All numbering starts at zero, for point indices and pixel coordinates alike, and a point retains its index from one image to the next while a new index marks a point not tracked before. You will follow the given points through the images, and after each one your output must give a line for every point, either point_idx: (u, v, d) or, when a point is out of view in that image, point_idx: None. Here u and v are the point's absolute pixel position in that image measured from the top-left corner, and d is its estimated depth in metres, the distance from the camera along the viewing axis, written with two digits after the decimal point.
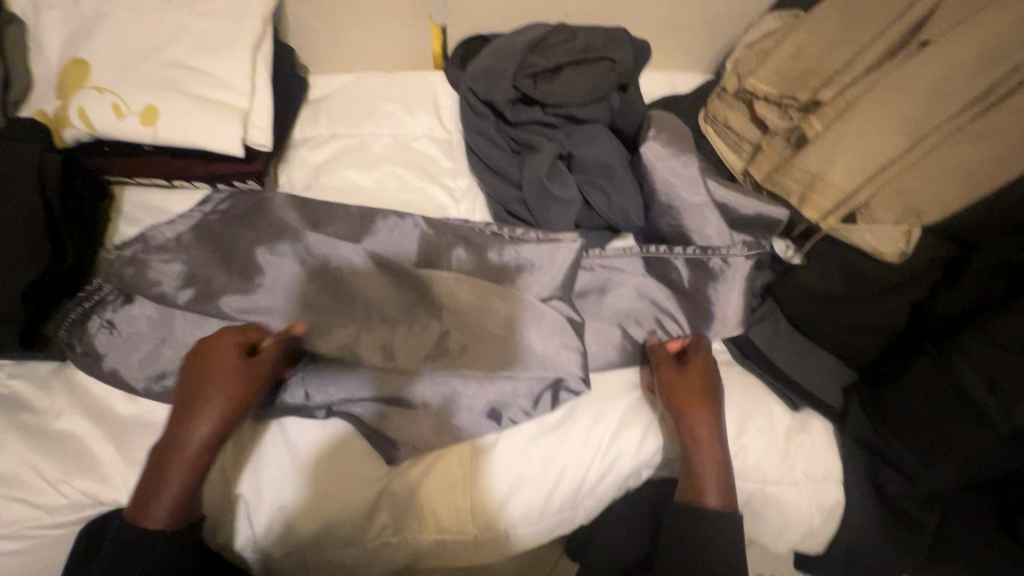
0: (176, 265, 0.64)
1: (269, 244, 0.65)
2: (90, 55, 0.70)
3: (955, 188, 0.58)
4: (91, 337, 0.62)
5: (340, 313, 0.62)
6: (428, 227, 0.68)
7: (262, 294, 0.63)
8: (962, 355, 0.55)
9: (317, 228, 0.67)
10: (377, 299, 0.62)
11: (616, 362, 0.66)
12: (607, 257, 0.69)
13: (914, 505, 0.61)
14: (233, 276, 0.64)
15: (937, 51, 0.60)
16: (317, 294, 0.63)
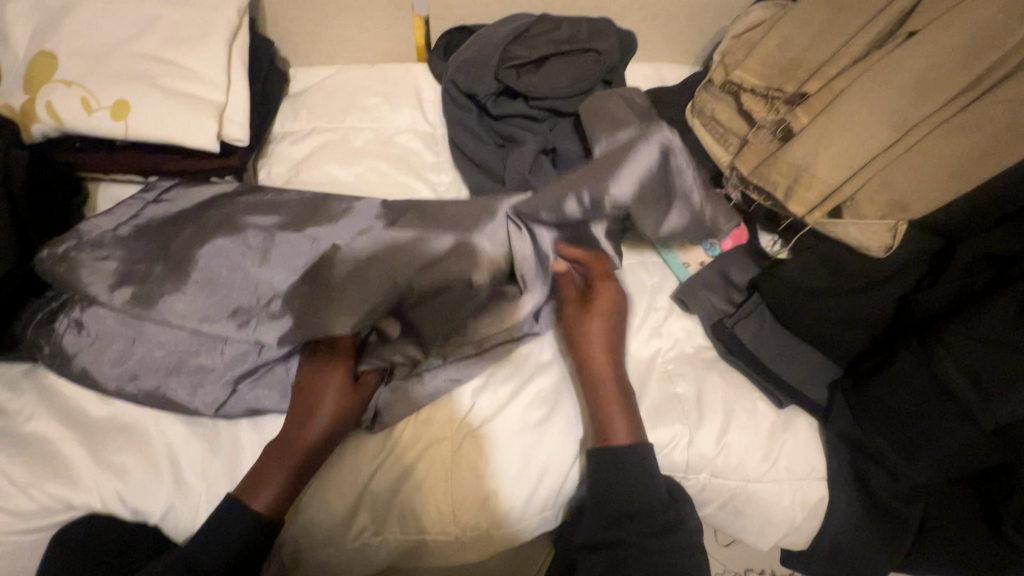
0: (114, 262, 0.61)
1: (220, 233, 0.64)
2: (58, 47, 0.68)
3: (941, 181, 0.58)
4: (57, 337, 0.60)
5: (316, 304, 0.59)
6: (381, 207, 0.68)
7: (216, 284, 0.61)
8: (945, 348, 0.54)
9: (277, 213, 0.67)
10: (337, 272, 0.60)
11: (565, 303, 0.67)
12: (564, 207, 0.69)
13: (897, 500, 0.60)
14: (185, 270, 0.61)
15: (923, 42, 0.60)
16: (291, 285, 0.62)
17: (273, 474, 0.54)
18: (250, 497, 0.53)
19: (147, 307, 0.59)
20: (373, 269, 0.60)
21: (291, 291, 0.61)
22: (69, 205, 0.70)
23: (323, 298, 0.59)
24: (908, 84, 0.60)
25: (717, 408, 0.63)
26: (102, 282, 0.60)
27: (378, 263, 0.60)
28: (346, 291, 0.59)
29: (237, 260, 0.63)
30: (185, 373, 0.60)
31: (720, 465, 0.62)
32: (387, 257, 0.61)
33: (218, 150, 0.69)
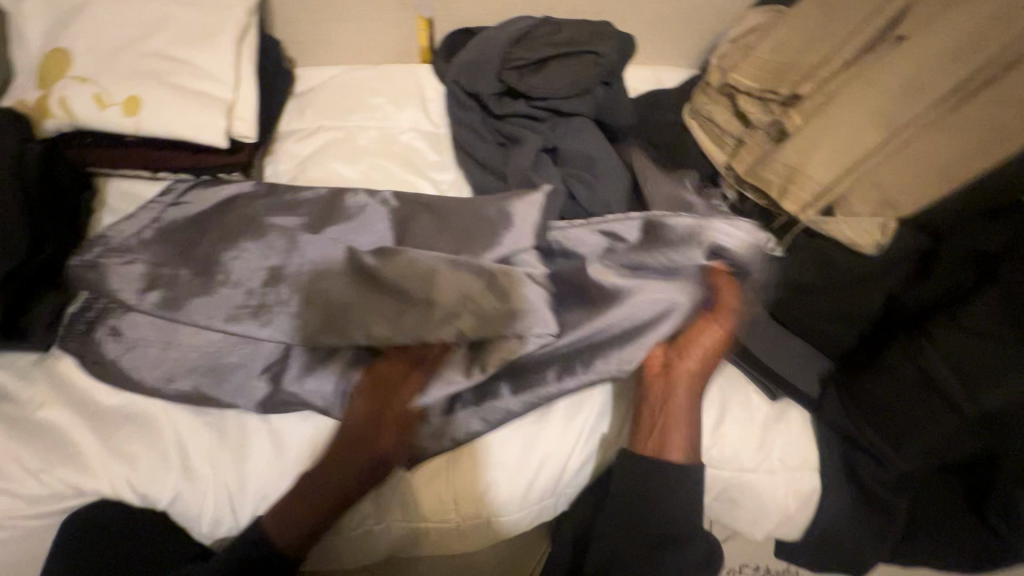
0: (144, 265, 0.62)
1: (241, 232, 0.64)
2: (71, 45, 0.70)
3: (930, 180, 0.60)
4: (98, 345, 0.61)
5: (336, 318, 0.58)
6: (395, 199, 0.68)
7: (243, 283, 0.61)
8: (930, 340, 0.57)
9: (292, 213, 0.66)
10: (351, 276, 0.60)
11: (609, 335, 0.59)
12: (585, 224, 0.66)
13: (888, 490, 0.62)
14: (213, 268, 0.62)
15: (911, 46, 0.62)
16: (304, 286, 0.61)
17: (295, 506, 0.55)
18: (269, 530, 0.54)
19: (184, 309, 0.60)
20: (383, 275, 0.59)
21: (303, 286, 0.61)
22: (80, 199, 0.71)
23: (338, 303, 0.59)
24: (898, 86, 0.62)
25: (713, 399, 0.64)
26: (138, 286, 0.61)
27: (390, 270, 0.59)
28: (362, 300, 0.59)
29: (253, 261, 0.62)
30: (221, 374, 0.60)
31: (715, 455, 0.62)
32: (402, 271, 0.58)
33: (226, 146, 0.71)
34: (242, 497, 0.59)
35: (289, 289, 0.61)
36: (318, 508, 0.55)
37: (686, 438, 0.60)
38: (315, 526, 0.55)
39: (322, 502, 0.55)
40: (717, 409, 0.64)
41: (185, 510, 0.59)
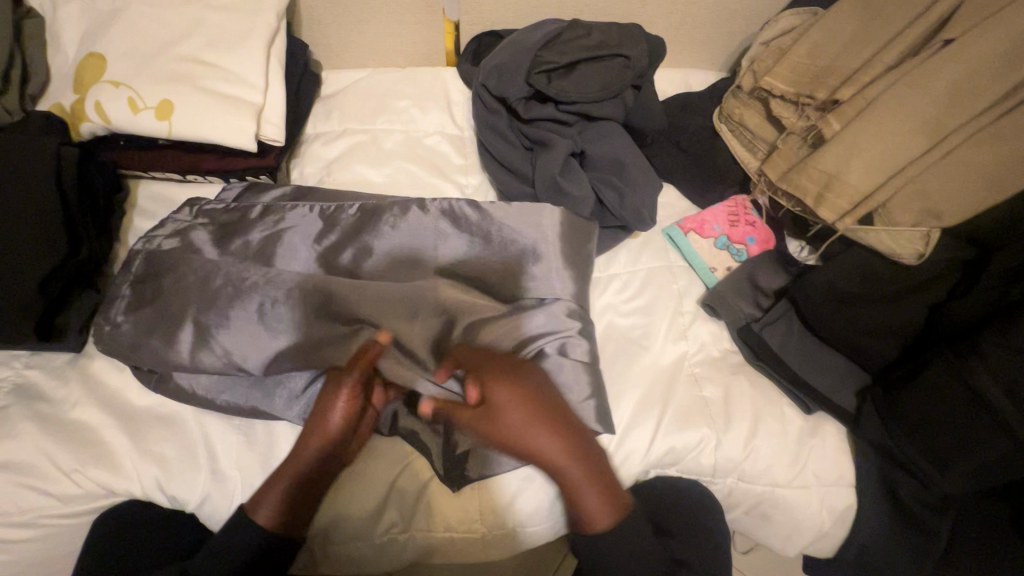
0: (189, 286, 0.61)
1: (280, 244, 0.65)
2: (106, 50, 0.71)
3: (976, 190, 0.58)
4: (140, 351, 0.60)
5: (370, 323, 0.60)
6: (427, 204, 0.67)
7: (288, 304, 0.60)
8: (978, 358, 0.54)
9: (325, 221, 0.66)
10: (381, 298, 0.60)
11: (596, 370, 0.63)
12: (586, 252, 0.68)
13: (926, 508, 0.60)
14: (255, 287, 0.60)
15: (959, 49, 0.59)
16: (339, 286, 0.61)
17: (272, 484, 0.56)
18: (251, 515, 0.55)
19: (230, 330, 0.59)
20: (396, 299, 0.61)
21: (347, 305, 0.60)
22: (112, 201, 0.72)
23: (375, 328, 0.60)
24: (943, 92, 0.60)
25: (746, 412, 0.63)
26: (184, 309, 0.60)
27: (404, 298, 0.61)
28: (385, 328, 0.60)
29: (284, 281, 0.61)
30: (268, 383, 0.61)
31: (747, 469, 0.62)
32: (409, 299, 0.61)
33: (255, 150, 0.72)
34: None
35: (324, 305, 0.60)
36: (288, 484, 0.56)
37: (605, 499, 0.56)
38: (295, 506, 0.56)
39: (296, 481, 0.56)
40: (750, 424, 0.63)
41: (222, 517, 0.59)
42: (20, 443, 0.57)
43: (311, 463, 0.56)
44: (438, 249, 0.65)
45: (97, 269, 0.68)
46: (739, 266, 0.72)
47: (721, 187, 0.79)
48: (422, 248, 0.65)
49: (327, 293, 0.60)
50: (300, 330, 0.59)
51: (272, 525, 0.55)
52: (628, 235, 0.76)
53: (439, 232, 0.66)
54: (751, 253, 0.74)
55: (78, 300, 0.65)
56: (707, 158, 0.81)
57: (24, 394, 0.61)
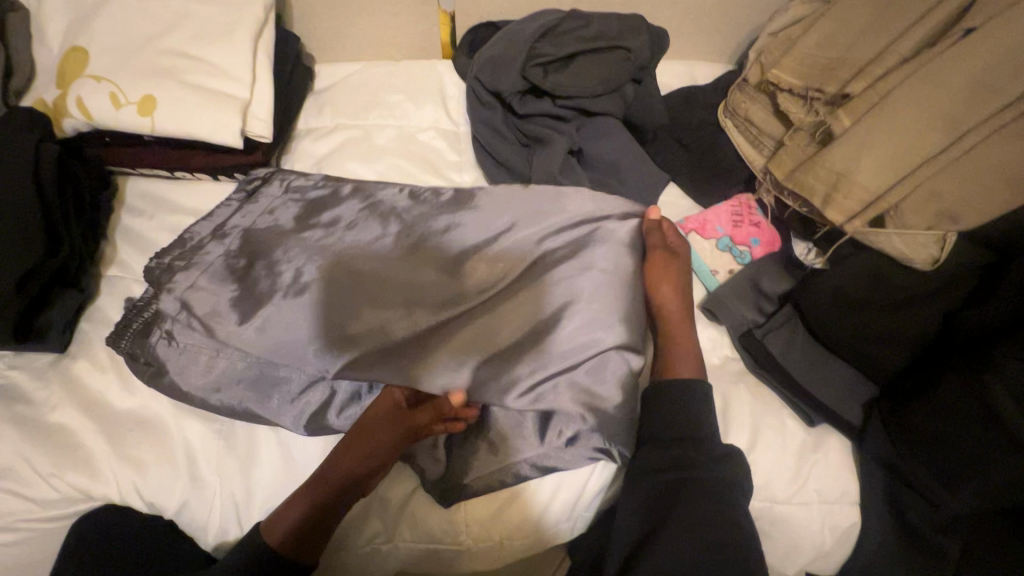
0: (259, 272, 0.62)
1: (343, 228, 0.66)
2: (89, 43, 0.69)
3: (998, 192, 0.53)
4: (150, 348, 0.60)
5: (376, 313, 0.59)
6: (447, 197, 0.68)
7: (360, 287, 0.60)
8: (995, 371, 0.50)
9: (385, 206, 0.68)
10: (460, 286, 0.61)
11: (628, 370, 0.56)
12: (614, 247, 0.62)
13: (935, 531, 0.55)
14: (328, 270, 0.61)
15: (980, 40, 0.55)
16: (352, 278, 0.61)
17: (298, 506, 0.53)
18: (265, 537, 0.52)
19: (300, 311, 0.59)
20: (476, 289, 0.61)
21: (426, 291, 0.60)
22: (98, 199, 0.71)
23: (386, 325, 0.58)
24: (964, 86, 0.56)
25: (745, 424, 0.60)
26: (249, 293, 0.60)
27: (421, 291, 0.60)
28: (469, 319, 0.59)
29: (354, 266, 0.62)
30: (266, 386, 0.58)
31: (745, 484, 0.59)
32: (488, 288, 0.61)
33: (241, 146, 0.70)
34: (249, 505, 0.58)
35: (390, 290, 0.60)
36: (309, 508, 0.53)
37: (694, 361, 0.61)
38: (314, 532, 0.52)
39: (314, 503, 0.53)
40: (748, 436, 0.60)
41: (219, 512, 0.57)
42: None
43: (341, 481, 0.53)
44: (512, 232, 0.64)
45: (80, 268, 0.66)
46: (742, 268, 0.69)
47: (726, 185, 0.76)
48: (495, 231, 0.65)
49: (344, 282, 0.61)
50: (363, 315, 0.59)
51: (285, 551, 0.51)
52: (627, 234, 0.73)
53: (505, 212, 0.66)
54: (755, 255, 0.70)
55: (60, 299, 0.64)
56: (711, 155, 0.77)
57: (4, 395, 0.60)
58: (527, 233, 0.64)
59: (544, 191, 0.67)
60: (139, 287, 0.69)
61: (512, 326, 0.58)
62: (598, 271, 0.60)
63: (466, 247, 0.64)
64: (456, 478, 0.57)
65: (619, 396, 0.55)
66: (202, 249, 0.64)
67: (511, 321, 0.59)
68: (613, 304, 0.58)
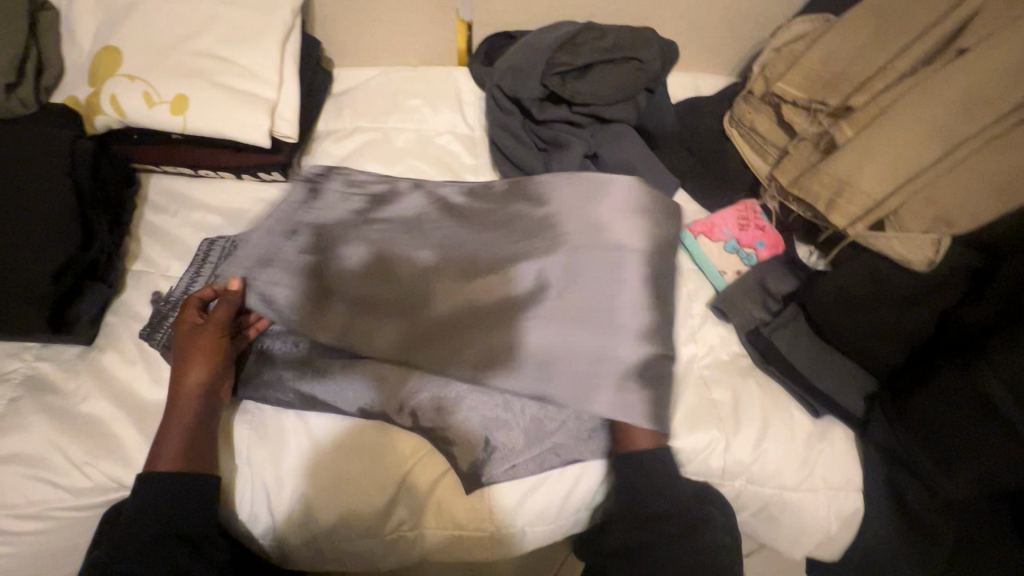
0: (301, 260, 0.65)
1: (378, 216, 0.71)
2: (121, 43, 0.71)
3: (987, 202, 0.58)
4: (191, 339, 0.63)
5: (421, 307, 0.63)
6: (492, 199, 0.73)
7: (401, 277, 0.64)
8: (989, 365, 0.54)
9: (423, 203, 0.72)
10: (492, 274, 0.64)
11: (647, 366, 0.60)
12: (623, 239, 0.65)
13: (934, 514, 0.59)
14: (384, 264, 0.65)
15: (973, 59, 0.60)
16: (403, 272, 0.65)
17: (163, 432, 0.55)
18: (150, 466, 0.54)
19: (343, 304, 0.63)
20: (506, 276, 0.64)
21: (464, 277, 0.65)
22: (124, 194, 0.72)
23: (440, 320, 0.62)
24: (958, 102, 0.60)
25: (756, 416, 0.64)
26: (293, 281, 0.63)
27: (467, 282, 0.64)
28: (505, 304, 0.63)
29: (397, 260, 0.65)
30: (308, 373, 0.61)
31: (756, 472, 0.62)
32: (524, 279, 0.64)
33: (269, 146, 0.72)
34: (279, 494, 0.59)
35: (428, 279, 0.64)
36: (184, 425, 0.56)
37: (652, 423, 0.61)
38: (199, 444, 0.56)
39: (192, 418, 0.56)
40: (759, 427, 0.63)
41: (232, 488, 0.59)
42: (31, 435, 0.57)
43: (193, 401, 0.57)
44: (540, 223, 0.68)
45: (109, 262, 0.67)
46: (750, 269, 0.72)
47: (732, 191, 0.80)
48: (521, 223, 0.69)
49: (396, 276, 0.64)
50: (399, 306, 0.63)
51: (174, 468, 0.54)
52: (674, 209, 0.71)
53: (544, 213, 0.69)
54: (761, 257, 0.74)
55: (91, 293, 0.65)
56: (718, 162, 0.81)
57: (35, 386, 0.61)
58: (558, 228, 0.66)
59: (574, 191, 0.69)
60: (166, 282, 0.70)
61: (549, 321, 0.61)
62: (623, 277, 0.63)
63: (501, 237, 0.68)
64: (486, 463, 0.59)
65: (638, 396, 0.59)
66: (260, 231, 0.67)
67: (551, 313, 0.62)
68: (623, 310, 0.61)
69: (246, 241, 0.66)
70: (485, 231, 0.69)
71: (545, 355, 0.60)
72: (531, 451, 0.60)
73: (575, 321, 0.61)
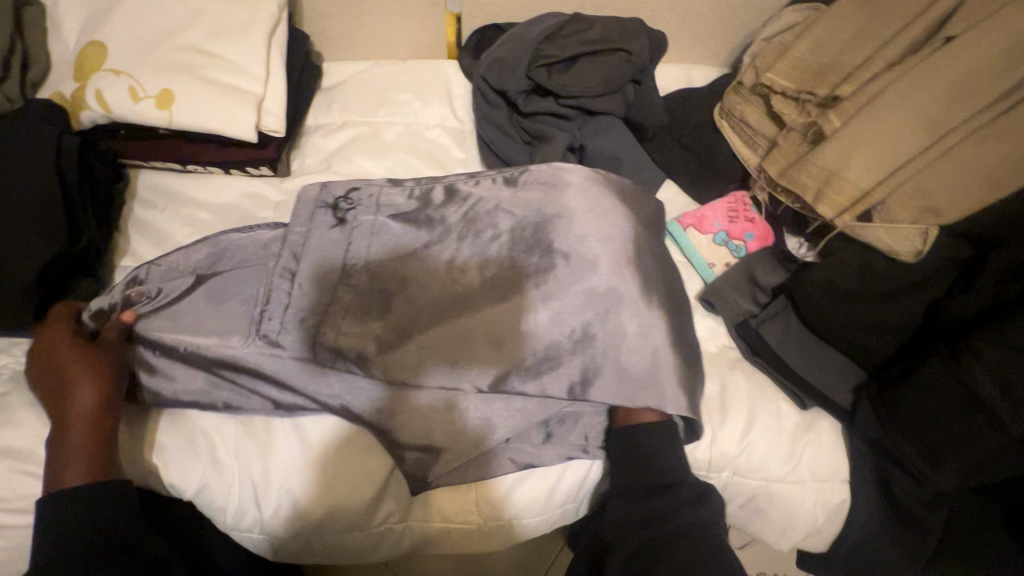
0: (255, 285, 0.62)
1: (346, 237, 0.62)
2: (106, 38, 0.71)
3: (975, 189, 0.58)
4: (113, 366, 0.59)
5: (366, 313, 0.58)
6: (437, 190, 0.66)
7: (348, 304, 0.58)
8: (976, 356, 0.54)
9: (401, 217, 0.64)
10: (458, 279, 0.60)
11: (629, 365, 0.57)
12: (588, 229, 0.60)
13: (921, 506, 0.60)
14: (324, 270, 0.60)
15: (961, 46, 0.60)
16: (344, 277, 0.60)
17: (59, 442, 0.53)
18: (58, 485, 0.52)
19: (284, 316, 0.58)
20: (463, 292, 0.59)
21: (410, 290, 0.59)
22: (112, 190, 0.72)
23: (389, 326, 0.57)
24: (945, 89, 0.60)
25: (742, 408, 0.64)
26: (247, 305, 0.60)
27: (422, 287, 0.59)
28: (459, 325, 0.57)
29: (341, 284, 0.59)
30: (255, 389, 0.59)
31: (742, 464, 0.63)
32: (508, 276, 0.59)
33: (255, 140, 0.71)
34: (266, 490, 0.59)
35: (380, 304, 0.58)
36: (83, 431, 0.54)
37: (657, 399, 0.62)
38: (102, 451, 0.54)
39: (93, 435, 0.54)
40: (746, 419, 0.63)
41: (232, 486, 0.59)
42: (20, 430, 0.57)
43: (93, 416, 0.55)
44: (533, 237, 0.61)
45: (96, 257, 0.68)
46: (738, 262, 0.72)
47: (722, 183, 0.79)
48: (519, 236, 0.61)
49: (334, 283, 0.59)
50: (347, 324, 0.57)
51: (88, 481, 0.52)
52: (641, 196, 0.68)
53: (492, 207, 0.64)
54: (750, 248, 0.74)
55: (78, 288, 0.65)
56: (707, 154, 0.81)
57: (24, 380, 0.61)
58: (546, 238, 0.61)
59: (580, 195, 0.63)
60: None
61: (512, 347, 0.57)
62: (610, 290, 0.58)
63: (468, 252, 0.61)
64: (432, 464, 0.58)
65: (620, 394, 0.57)
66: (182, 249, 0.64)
67: (518, 321, 0.57)
68: (597, 309, 0.58)
69: (171, 259, 0.63)
70: (453, 250, 0.61)
71: (502, 372, 0.56)
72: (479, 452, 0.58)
73: (542, 335, 0.57)
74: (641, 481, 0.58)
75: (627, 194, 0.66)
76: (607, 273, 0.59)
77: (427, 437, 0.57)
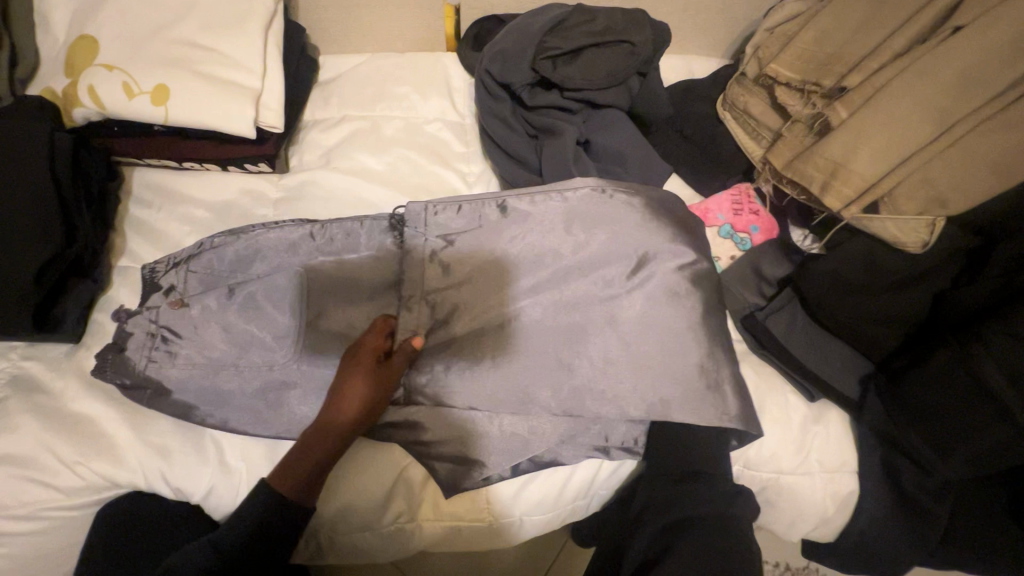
0: (282, 299, 0.60)
1: (416, 269, 0.61)
2: (98, 32, 0.69)
3: (983, 181, 0.58)
4: (138, 371, 0.58)
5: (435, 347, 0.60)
6: (495, 209, 0.63)
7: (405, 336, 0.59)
8: (982, 345, 0.54)
9: (452, 236, 0.62)
10: (503, 295, 0.60)
11: (672, 395, 0.56)
12: (633, 250, 0.60)
13: (928, 495, 0.59)
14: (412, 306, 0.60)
15: (969, 36, 0.59)
16: (422, 314, 0.60)
17: (302, 454, 0.54)
18: (277, 485, 0.53)
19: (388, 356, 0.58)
20: (478, 307, 0.60)
21: (456, 313, 0.60)
22: (108, 189, 0.71)
23: (444, 355, 0.59)
24: (953, 80, 0.60)
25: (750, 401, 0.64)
26: (273, 316, 0.60)
27: (463, 293, 0.60)
28: (501, 343, 0.59)
29: (402, 312, 0.60)
30: (282, 407, 0.58)
31: (753, 457, 0.63)
32: (547, 293, 0.60)
33: (253, 136, 0.70)
34: None
35: (438, 338, 0.60)
36: (330, 453, 0.54)
37: None
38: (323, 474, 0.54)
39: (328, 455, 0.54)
40: None
41: None
42: (21, 437, 0.56)
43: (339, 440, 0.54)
44: (571, 258, 0.61)
45: (93, 258, 0.66)
46: (744, 255, 0.72)
47: (726, 175, 0.79)
48: (568, 255, 0.61)
49: (419, 320, 0.60)
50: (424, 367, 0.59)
51: (297, 496, 0.53)
52: (677, 202, 0.66)
53: (550, 225, 0.62)
54: (756, 241, 0.74)
55: (77, 290, 0.64)
56: (711, 147, 0.81)
57: (22, 386, 0.60)
58: (597, 259, 0.60)
59: (624, 217, 0.62)
60: None
61: (577, 383, 0.57)
62: (663, 323, 0.58)
63: (514, 276, 0.61)
64: (465, 473, 0.58)
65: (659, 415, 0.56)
66: (202, 250, 0.63)
67: (565, 343, 0.58)
68: (638, 330, 0.58)
69: (194, 261, 0.63)
70: (470, 258, 0.61)
71: (531, 391, 0.57)
72: (502, 465, 0.58)
73: (574, 359, 0.58)
74: (665, 472, 0.59)
75: (669, 207, 0.65)
76: (650, 295, 0.59)
77: (444, 441, 0.58)
